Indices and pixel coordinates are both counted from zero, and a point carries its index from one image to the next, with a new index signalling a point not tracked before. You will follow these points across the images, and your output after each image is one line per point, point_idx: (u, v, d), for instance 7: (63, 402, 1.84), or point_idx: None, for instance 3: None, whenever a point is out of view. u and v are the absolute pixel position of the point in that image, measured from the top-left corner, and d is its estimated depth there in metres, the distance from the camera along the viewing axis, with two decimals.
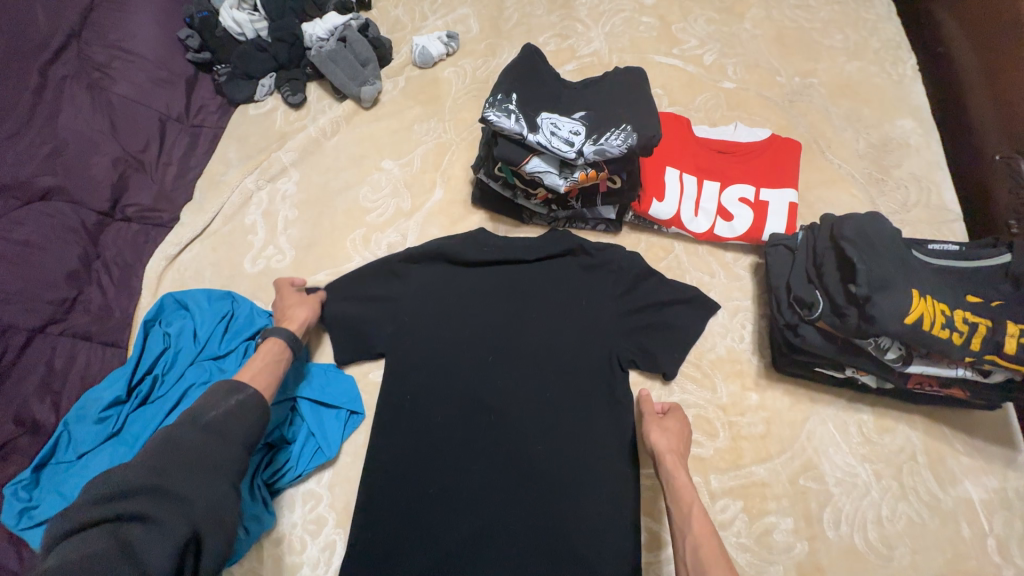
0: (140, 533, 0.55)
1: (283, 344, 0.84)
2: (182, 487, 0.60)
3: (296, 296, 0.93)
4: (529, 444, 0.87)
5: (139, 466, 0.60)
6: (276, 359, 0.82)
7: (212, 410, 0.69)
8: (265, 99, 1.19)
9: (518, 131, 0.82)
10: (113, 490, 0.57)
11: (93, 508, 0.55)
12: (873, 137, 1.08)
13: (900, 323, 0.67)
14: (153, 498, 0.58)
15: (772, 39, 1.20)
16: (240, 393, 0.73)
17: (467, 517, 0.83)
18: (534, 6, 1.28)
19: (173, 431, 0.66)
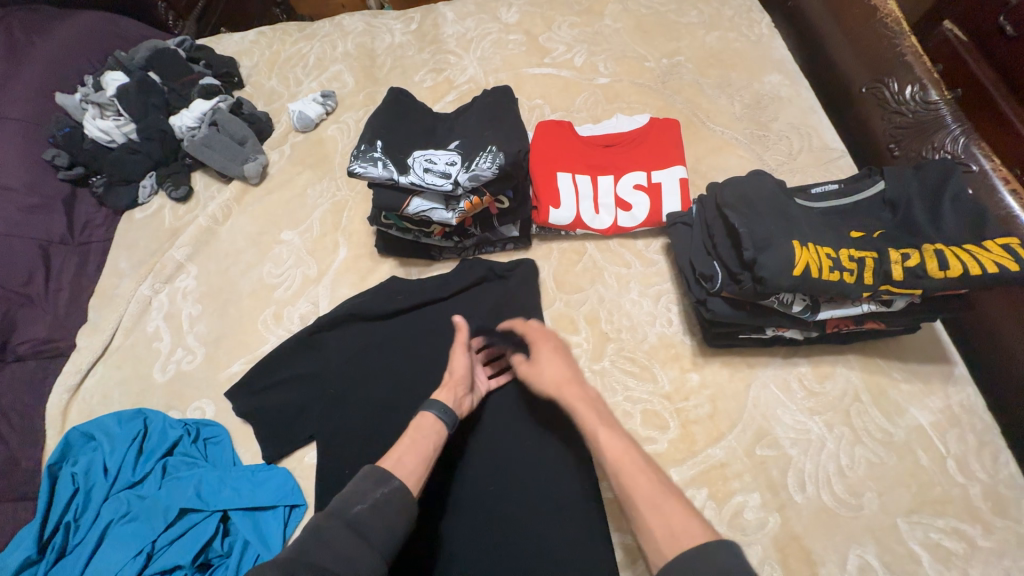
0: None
1: (435, 418, 0.75)
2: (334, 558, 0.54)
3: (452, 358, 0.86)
4: (480, 488, 0.82)
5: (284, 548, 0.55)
6: (423, 432, 0.73)
7: (357, 501, 0.60)
8: (150, 200, 1.15)
9: (388, 177, 0.80)
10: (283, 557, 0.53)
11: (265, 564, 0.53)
12: (746, 98, 1.11)
13: (789, 277, 0.67)
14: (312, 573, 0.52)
15: (633, 28, 1.23)
16: (384, 484, 0.63)
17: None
18: (404, 49, 1.30)
19: (322, 521, 0.58)
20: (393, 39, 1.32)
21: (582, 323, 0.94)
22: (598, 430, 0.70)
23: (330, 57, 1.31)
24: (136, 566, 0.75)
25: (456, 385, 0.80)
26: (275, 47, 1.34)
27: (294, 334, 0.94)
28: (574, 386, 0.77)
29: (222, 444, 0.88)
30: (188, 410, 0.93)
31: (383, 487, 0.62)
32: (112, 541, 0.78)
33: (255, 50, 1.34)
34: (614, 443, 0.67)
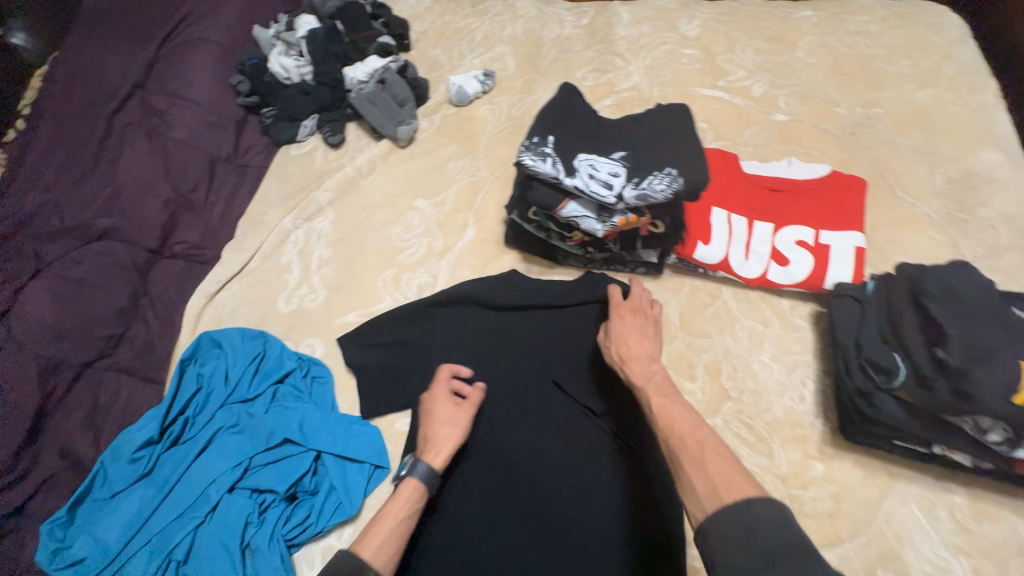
0: None
1: (422, 484, 0.71)
2: None
3: (449, 408, 0.79)
4: (522, 496, 0.81)
5: None
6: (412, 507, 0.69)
7: None
8: (307, 139, 1.22)
9: (554, 175, 0.78)
10: None
11: None
12: (951, 172, 0.97)
13: (1007, 403, 0.58)
14: None
15: (828, 68, 1.12)
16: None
17: None
18: (571, 42, 1.28)
19: None
20: (562, 31, 1.30)
21: (700, 372, 0.87)
22: (650, 397, 0.68)
23: (497, 37, 1.31)
24: (234, 477, 0.81)
25: (452, 446, 0.75)
26: (446, 18, 1.37)
27: (409, 303, 0.96)
28: (640, 363, 0.74)
29: (327, 386, 0.92)
30: (301, 344, 0.98)
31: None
32: (219, 447, 0.84)
33: (427, 17, 1.38)
34: (668, 407, 0.65)
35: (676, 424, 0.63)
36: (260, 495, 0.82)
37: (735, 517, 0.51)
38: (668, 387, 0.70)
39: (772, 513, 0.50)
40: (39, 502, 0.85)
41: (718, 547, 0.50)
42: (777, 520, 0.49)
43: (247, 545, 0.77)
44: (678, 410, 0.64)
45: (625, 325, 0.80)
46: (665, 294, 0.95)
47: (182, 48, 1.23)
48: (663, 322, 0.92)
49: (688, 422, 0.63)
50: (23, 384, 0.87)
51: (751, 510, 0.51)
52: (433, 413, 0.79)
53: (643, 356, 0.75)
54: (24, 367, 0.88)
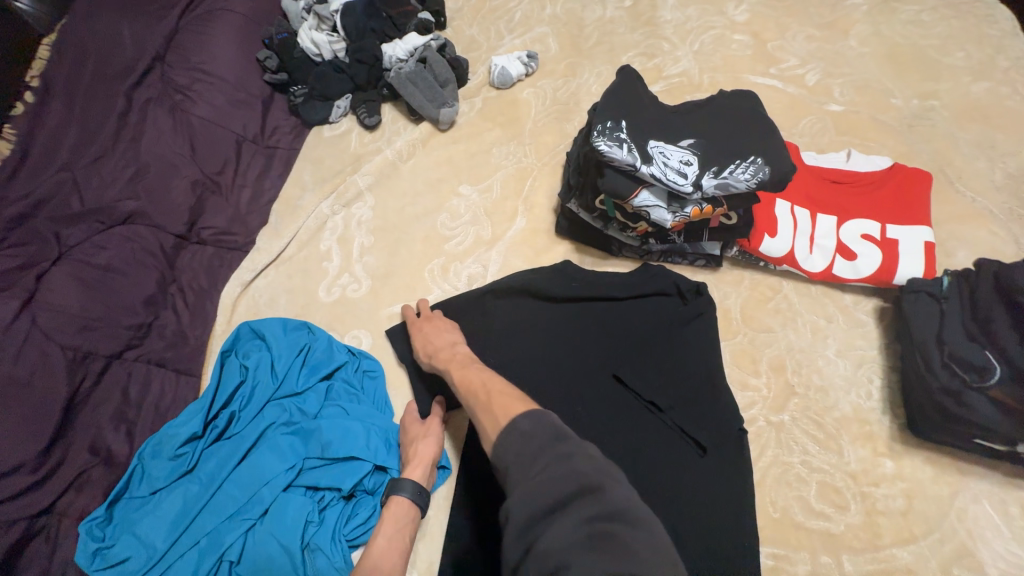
0: None
1: (408, 502, 0.74)
2: None
3: (418, 426, 0.81)
4: None
5: None
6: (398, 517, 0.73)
7: None
8: (339, 121, 1.16)
9: (630, 162, 0.75)
10: None
11: None
12: (1012, 167, 0.95)
13: None
14: None
15: (883, 57, 1.09)
16: None
17: None
18: (615, 25, 1.23)
19: None
20: (604, 13, 1.25)
21: (764, 367, 0.86)
22: (451, 373, 0.75)
23: (536, 17, 1.25)
24: (288, 475, 0.78)
25: (429, 460, 0.78)
26: None
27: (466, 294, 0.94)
28: (445, 351, 0.81)
29: (379, 381, 0.88)
30: (346, 336, 0.94)
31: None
32: (269, 444, 0.80)
33: None
34: (466, 376, 0.73)
35: (471, 384, 0.70)
36: (316, 493, 0.78)
37: (510, 439, 0.57)
38: (468, 359, 0.78)
39: (530, 424, 0.57)
40: (69, 502, 0.78)
41: (507, 468, 0.55)
42: (543, 429, 0.57)
43: (305, 545, 0.74)
44: (471, 375, 0.72)
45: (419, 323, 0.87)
46: (725, 288, 0.92)
47: (204, 19, 1.15)
48: (724, 316, 0.90)
49: (483, 379, 0.70)
50: (51, 375, 0.81)
51: (518, 428, 0.58)
52: (405, 435, 0.81)
53: (446, 342, 0.82)
54: (50, 358, 0.81)
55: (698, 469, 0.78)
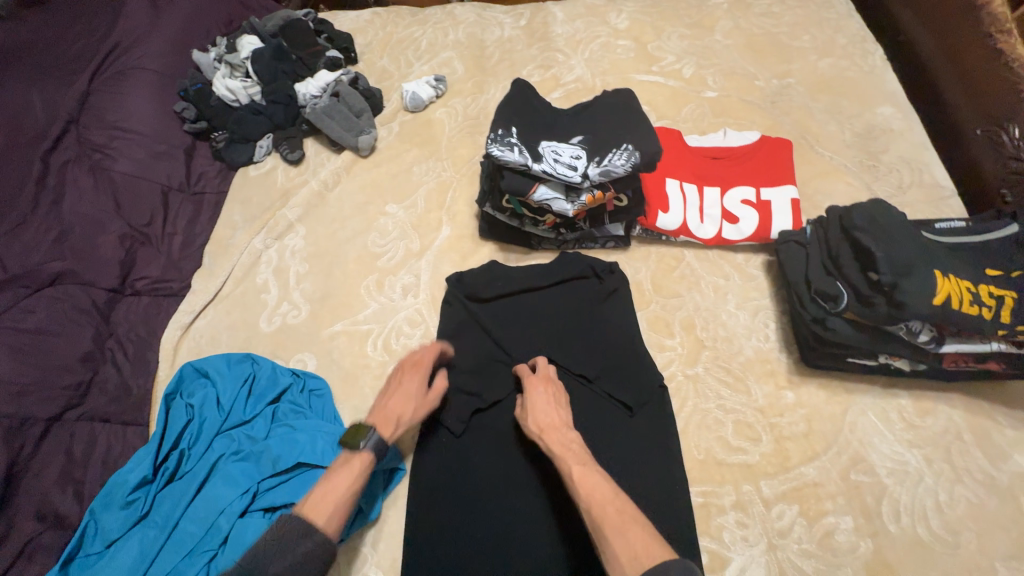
0: None
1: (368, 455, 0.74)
2: None
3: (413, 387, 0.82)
4: (522, 469, 0.84)
5: None
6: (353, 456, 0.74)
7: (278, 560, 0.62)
8: (264, 159, 1.21)
9: (522, 162, 0.84)
10: None
11: None
12: (857, 127, 1.11)
13: (928, 305, 0.68)
14: None
15: (744, 46, 1.25)
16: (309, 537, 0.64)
17: (491, 554, 0.78)
18: (513, 43, 1.34)
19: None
20: (502, 33, 1.36)
21: (677, 328, 0.95)
22: (570, 466, 0.71)
23: (441, 43, 1.36)
24: (244, 502, 0.80)
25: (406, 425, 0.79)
26: (389, 29, 1.40)
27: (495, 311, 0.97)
28: (555, 432, 0.77)
29: (326, 398, 0.92)
30: (291, 361, 0.98)
31: (307, 539, 0.63)
32: (222, 475, 0.82)
33: (369, 30, 1.40)
34: (587, 476, 0.69)
35: (595, 492, 0.66)
36: (275, 513, 0.81)
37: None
38: (585, 454, 0.74)
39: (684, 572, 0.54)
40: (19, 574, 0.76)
41: None
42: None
43: None
44: (596, 480, 0.68)
45: (535, 388, 0.83)
46: (636, 263, 1.02)
47: (115, 79, 1.18)
48: (638, 289, 1.00)
49: (611, 491, 0.67)
50: None
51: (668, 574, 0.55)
52: (399, 388, 0.82)
53: (558, 421, 0.78)
54: None
55: (628, 427, 0.86)
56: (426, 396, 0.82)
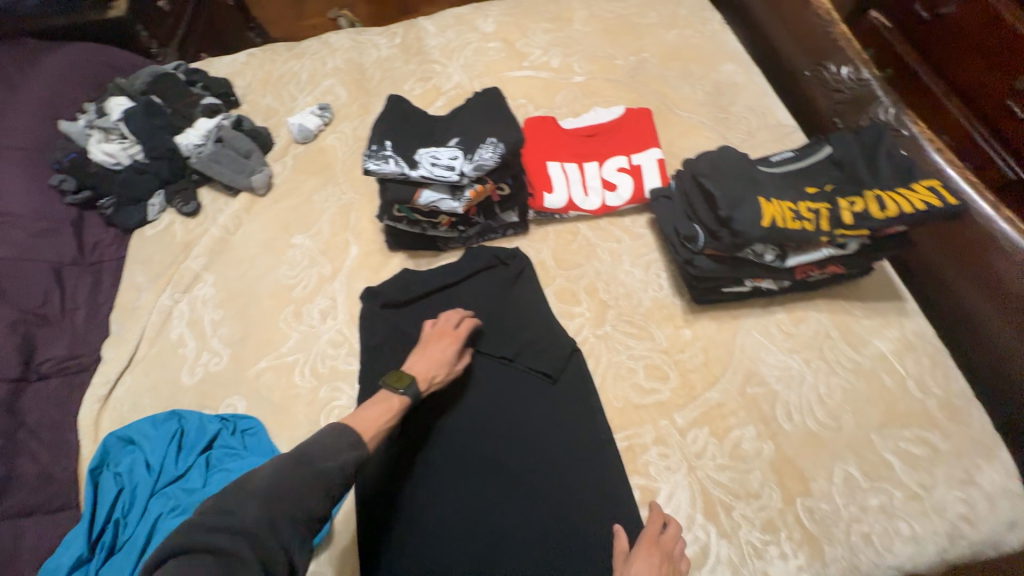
0: (245, 546, 0.57)
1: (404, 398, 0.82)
2: (261, 525, 0.59)
3: (443, 340, 0.91)
4: (465, 453, 0.89)
5: (203, 517, 0.59)
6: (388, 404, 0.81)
7: (328, 458, 0.68)
8: (159, 217, 1.20)
9: (399, 171, 0.90)
10: (213, 520, 0.59)
11: (193, 534, 0.57)
12: (707, 86, 1.24)
13: (759, 228, 0.78)
14: (236, 535, 0.58)
15: (601, 31, 1.36)
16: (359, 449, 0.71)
17: (444, 538, 0.82)
18: (391, 61, 1.39)
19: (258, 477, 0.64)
20: (380, 53, 1.41)
21: (582, 295, 1.03)
22: None
23: (321, 72, 1.39)
24: None
25: (433, 374, 0.87)
26: (267, 67, 1.42)
27: (558, 402, 0.92)
28: None
29: (260, 435, 0.92)
30: (221, 407, 0.97)
31: (352, 452, 0.70)
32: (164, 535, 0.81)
33: (247, 71, 1.42)
34: None
35: None
36: None
37: None
38: None
39: None
40: None
41: None
42: None
43: None
44: None
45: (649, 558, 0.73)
46: (536, 244, 1.10)
47: None
48: (542, 268, 1.07)
49: None
50: None
51: None
52: (427, 344, 0.91)
53: None
54: None
55: (550, 395, 0.93)
56: (457, 359, 0.91)
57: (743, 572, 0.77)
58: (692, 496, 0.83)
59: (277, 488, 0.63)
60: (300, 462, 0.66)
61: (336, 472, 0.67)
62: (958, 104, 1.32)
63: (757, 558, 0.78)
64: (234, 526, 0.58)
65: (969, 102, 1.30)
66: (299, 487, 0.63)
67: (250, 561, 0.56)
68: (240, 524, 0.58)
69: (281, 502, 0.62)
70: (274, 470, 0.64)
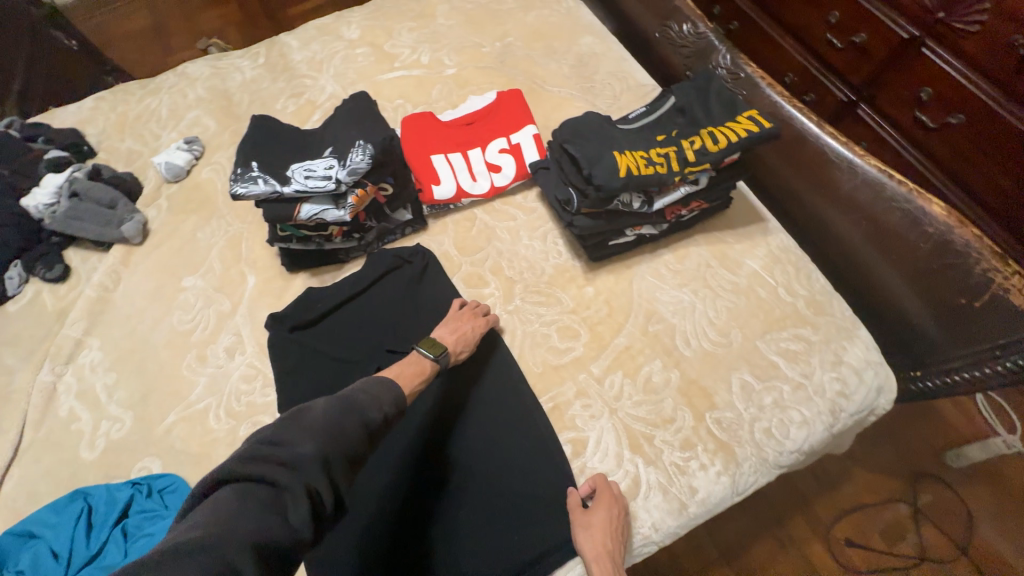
0: (289, 480, 0.55)
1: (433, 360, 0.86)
2: (312, 456, 0.57)
3: (474, 318, 0.95)
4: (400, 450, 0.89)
5: (251, 454, 0.57)
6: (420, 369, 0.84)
7: (372, 406, 0.67)
8: (21, 290, 1.09)
9: (271, 190, 0.89)
10: (270, 449, 0.58)
11: (252, 462, 0.56)
12: (571, 60, 1.31)
13: (619, 178, 0.85)
14: (288, 466, 0.56)
15: (464, 22, 1.40)
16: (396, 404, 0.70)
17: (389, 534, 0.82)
18: (258, 82, 1.34)
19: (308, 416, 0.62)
20: (244, 76, 1.36)
21: (489, 276, 1.06)
22: None
23: (183, 105, 1.31)
24: None
25: (461, 345, 0.90)
26: (119, 109, 1.32)
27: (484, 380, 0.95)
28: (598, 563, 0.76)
29: (180, 491, 0.87)
30: (133, 473, 0.91)
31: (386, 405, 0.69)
32: None
33: (98, 117, 1.31)
34: None
35: None
36: None
37: None
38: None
39: None
40: None
41: None
42: None
43: None
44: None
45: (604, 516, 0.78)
46: (437, 237, 1.11)
47: None
48: (447, 258, 1.09)
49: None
50: None
51: None
52: (459, 316, 0.95)
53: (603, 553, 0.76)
54: None
55: (476, 380, 0.95)
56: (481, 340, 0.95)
57: (672, 491, 0.85)
58: (617, 436, 0.89)
59: (333, 425, 0.61)
60: (350, 408, 0.65)
61: (375, 421, 0.66)
62: (791, 41, 1.48)
63: (682, 475, 0.86)
64: (292, 458, 0.57)
65: (800, 39, 1.44)
66: (350, 429, 0.62)
67: (300, 491, 0.54)
68: (292, 455, 0.57)
69: (335, 439, 0.60)
70: (326, 411, 0.63)
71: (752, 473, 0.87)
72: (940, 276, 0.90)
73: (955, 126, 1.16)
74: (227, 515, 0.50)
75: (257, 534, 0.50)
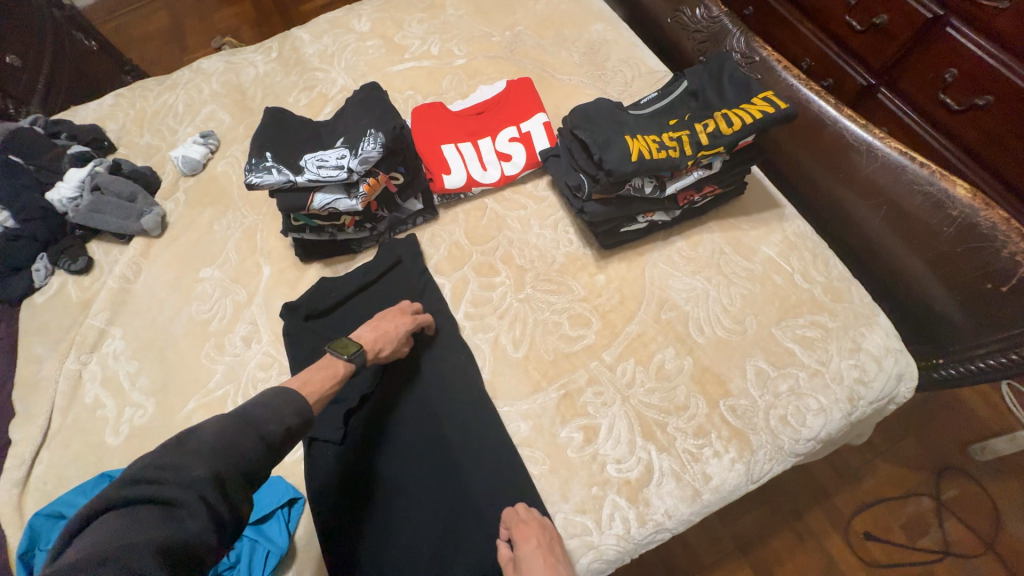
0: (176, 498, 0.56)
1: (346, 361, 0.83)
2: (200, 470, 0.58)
3: (399, 319, 0.92)
4: (412, 437, 0.91)
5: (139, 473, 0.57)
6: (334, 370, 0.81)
7: (272, 419, 0.67)
8: (48, 282, 1.12)
9: (285, 180, 0.90)
10: (155, 469, 0.57)
11: (136, 484, 0.56)
12: (582, 48, 1.30)
13: (630, 163, 0.84)
14: (173, 484, 0.56)
15: (474, 12, 1.39)
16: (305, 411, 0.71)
17: (400, 519, 0.85)
18: (271, 76, 1.36)
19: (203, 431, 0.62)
20: (258, 71, 1.37)
21: (500, 265, 1.06)
22: None
23: (199, 100, 1.33)
24: None
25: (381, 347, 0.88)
26: (138, 105, 1.35)
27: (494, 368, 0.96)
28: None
29: None
30: None
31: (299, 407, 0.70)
32: None
33: (118, 113, 1.34)
34: None
35: None
36: None
37: None
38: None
39: None
40: None
41: None
42: None
43: None
44: None
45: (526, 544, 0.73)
46: (448, 226, 1.12)
47: None
48: (457, 248, 1.09)
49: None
50: None
51: None
52: (385, 317, 0.92)
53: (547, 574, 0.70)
54: None
55: (487, 371, 0.96)
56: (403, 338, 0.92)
57: (685, 478, 0.84)
58: (629, 423, 0.88)
59: (229, 439, 0.62)
60: (245, 421, 0.65)
61: (286, 432, 0.67)
62: (808, 25, 1.44)
63: (695, 462, 0.85)
64: (184, 481, 0.57)
65: (819, 22, 1.40)
66: (247, 446, 0.63)
67: (194, 504, 0.56)
68: (185, 472, 0.57)
69: (232, 454, 0.61)
70: (219, 429, 0.62)
71: (767, 461, 0.86)
72: (960, 259, 0.88)
73: (982, 108, 1.12)
74: (119, 537, 0.50)
75: (159, 545, 0.51)
